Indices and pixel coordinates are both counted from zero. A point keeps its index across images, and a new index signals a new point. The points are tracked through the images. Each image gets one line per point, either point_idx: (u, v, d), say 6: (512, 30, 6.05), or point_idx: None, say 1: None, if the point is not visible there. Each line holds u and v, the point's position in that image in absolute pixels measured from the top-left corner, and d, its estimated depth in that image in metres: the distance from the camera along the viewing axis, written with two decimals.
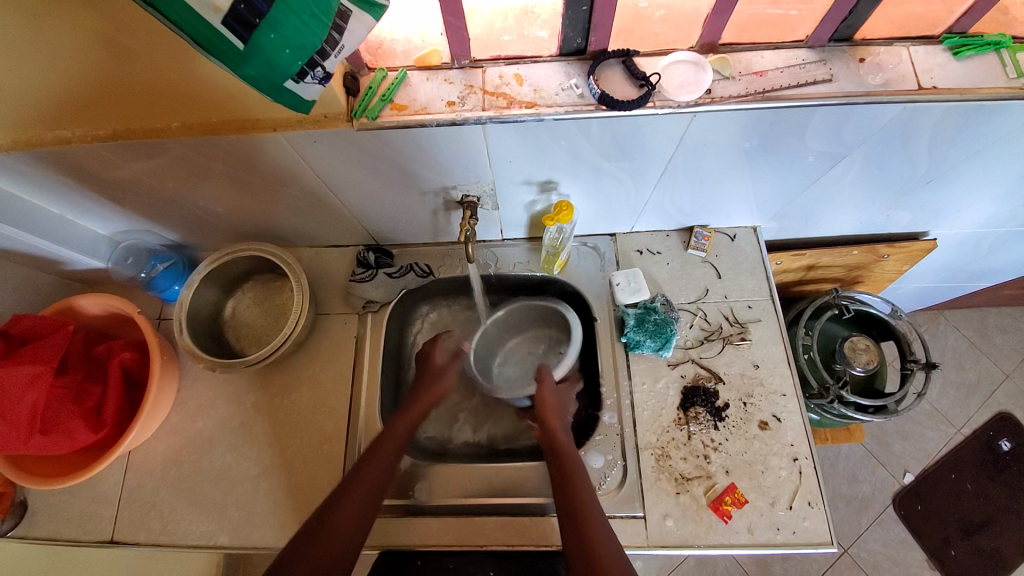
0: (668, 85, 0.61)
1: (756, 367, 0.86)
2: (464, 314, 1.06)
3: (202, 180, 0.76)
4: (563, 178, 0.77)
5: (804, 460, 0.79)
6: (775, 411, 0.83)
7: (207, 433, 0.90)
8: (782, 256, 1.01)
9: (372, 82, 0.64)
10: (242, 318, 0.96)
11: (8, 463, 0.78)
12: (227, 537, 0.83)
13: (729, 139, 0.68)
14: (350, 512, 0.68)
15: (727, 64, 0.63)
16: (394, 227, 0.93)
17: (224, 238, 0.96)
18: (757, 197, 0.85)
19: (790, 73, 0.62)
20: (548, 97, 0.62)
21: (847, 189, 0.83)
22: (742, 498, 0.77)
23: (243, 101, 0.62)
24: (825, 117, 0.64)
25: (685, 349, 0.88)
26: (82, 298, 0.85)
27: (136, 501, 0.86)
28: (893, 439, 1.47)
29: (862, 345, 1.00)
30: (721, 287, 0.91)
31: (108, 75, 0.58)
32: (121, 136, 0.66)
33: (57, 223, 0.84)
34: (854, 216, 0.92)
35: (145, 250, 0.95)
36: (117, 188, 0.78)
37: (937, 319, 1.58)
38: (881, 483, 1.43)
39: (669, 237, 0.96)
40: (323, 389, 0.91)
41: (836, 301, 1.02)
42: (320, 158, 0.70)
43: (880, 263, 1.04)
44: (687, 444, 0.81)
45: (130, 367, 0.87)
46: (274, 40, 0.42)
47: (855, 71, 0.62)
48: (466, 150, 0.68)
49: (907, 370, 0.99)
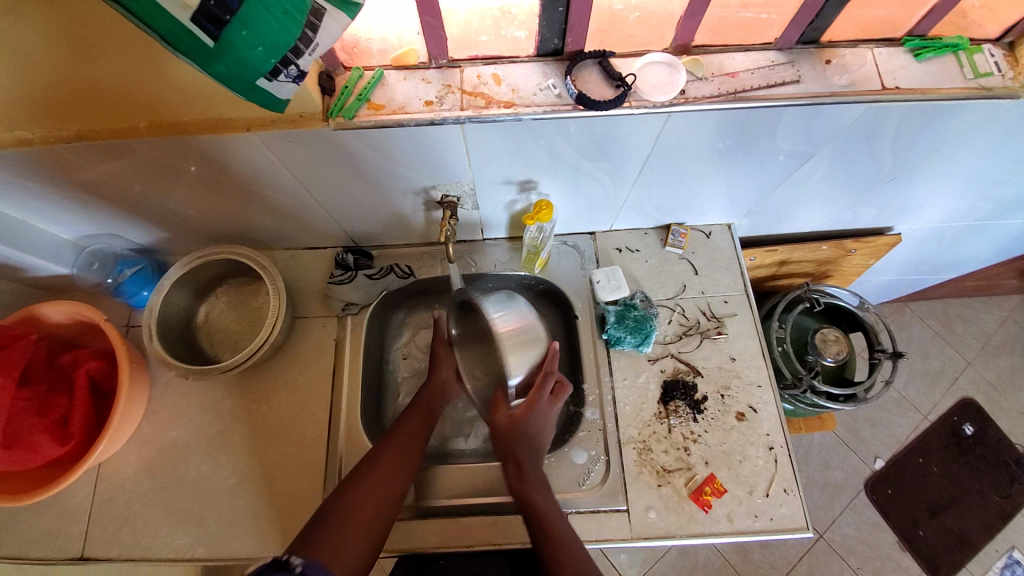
0: (644, 85, 0.62)
1: (732, 360, 0.88)
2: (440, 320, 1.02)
3: (172, 182, 0.74)
4: (543, 177, 0.77)
5: (780, 448, 0.82)
6: (751, 402, 0.85)
7: (182, 443, 0.88)
8: (756, 252, 1.03)
9: (348, 81, 0.63)
10: (216, 323, 0.94)
11: None
12: (204, 549, 0.81)
13: (704, 138, 0.70)
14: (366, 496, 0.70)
15: (700, 64, 0.64)
16: (372, 228, 0.92)
17: (196, 241, 0.94)
18: (733, 194, 0.86)
19: (760, 74, 0.64)
20: (526, 97, 0.62)
21: (815, 187, 0.86)
22: (722, 488, 0.79)
23: (216, 101, 0.60)
24: (795, 117, 0.66)
25: (665, 344, 0.89)
26: (45, 306, 0.82)
27: (108, 516, 0.83)
28: (863, 426, 1.53)
29: (832, 336, 1.04)
30: (698, 283, 0.93)
31: (71, 74, 0.55)
32: (85, 137, 0.64)
33: (17, 228, 0.80)
34: (823, 213, 0.96)
35: (111, 255, 0.92)
36: (82, 191, 0.75)
37: (902, 310, 1.65)
38: (853, 469, 1.48)
39: (647, 235, 0.97)
40: (302, 395, 0.90)
41: (807, 294, 1.06)
42: (296, 159, 0.69)
43: (848, 257, 1.08)
44: (668, 437, 0.83)
45: (97, 376, 0.84)
46: (246, 36, 0.41)
47: (822, 72, 0.65)
48: (446, 150, 0.68)
49: (874, 359, 1.03)
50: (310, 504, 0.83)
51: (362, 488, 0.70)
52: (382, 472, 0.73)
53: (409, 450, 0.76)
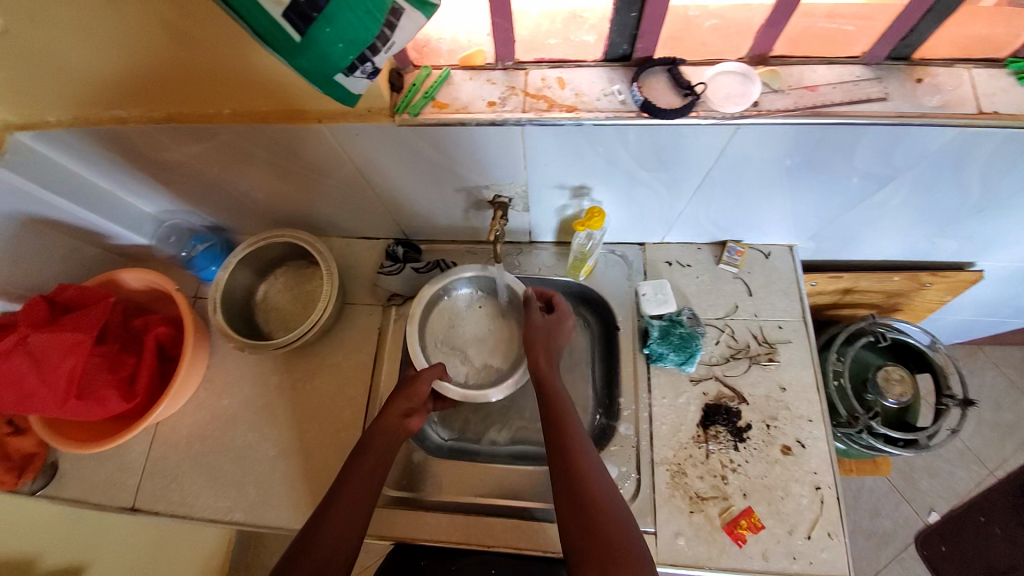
0: (714, 95, 0.60)
1: (782, 390, 0.83)
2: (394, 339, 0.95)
3: (243, 166, 0.78)
4: (597, 184, 0.76)
5: (827, 489, 0.77)
6: (799, 436, 0.81)
7: (232, 411, 0.93)
8: (818, 277, 0.98)
9: (416, 79, 0.64)
10: (272, 303, 0.98)
11: (43, 427, 0.83)
12: (242, 513, 0.85)
13: (772, 154, 0.66)
14: (333, 530, 0.64)
15: (777, 76, 0.61)
16: (424, 222, 0.93)
17: (260, 223, 0.99)
18: (797, 214, 0.82)
19: (843, 90, 0.60)
20: (589, 102, 0.62)
21: (891, 214, 0.80)
22: (759, 523, 0.75)
23: (291, 93, 0.63)
24: (876, 138, 0.62)
25: (710, 365, 0.86)
26: (126, 272, 0.89)
27: (158, 472, 0.90)
28: (920, 475, 1.41)
29: (896, 375, 0.96)
30: (751, 305, 0.89)
31: (166, 62, 0.60)
32: (175, 120, 0.69)
33: (106, 200, 0.88)
34: (897, 241, 0.89)
35: (188, 229, 1.00)
36: (165, 169, 0.81)
37: (975, 354, 1.51)
38: (904, 519, 1.38)
39: (700, 250, 0.94)
40: (344, 377, 0.93)
41: (872, 328, 0.99)
42: (359, 150, 0.71)
43: (921, 291, 1.00)
44: (706, 462, 0.80)
45: (164, 341, 0.90)
46: (329, 33, 0.42)
47: (911, 91, 0.60)
48: (504, 151, 0.68)
49: (942, 405, 0.94)
50: None
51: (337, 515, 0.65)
52: (341, 527, 0.65)
53: (364, 498, 0.68)
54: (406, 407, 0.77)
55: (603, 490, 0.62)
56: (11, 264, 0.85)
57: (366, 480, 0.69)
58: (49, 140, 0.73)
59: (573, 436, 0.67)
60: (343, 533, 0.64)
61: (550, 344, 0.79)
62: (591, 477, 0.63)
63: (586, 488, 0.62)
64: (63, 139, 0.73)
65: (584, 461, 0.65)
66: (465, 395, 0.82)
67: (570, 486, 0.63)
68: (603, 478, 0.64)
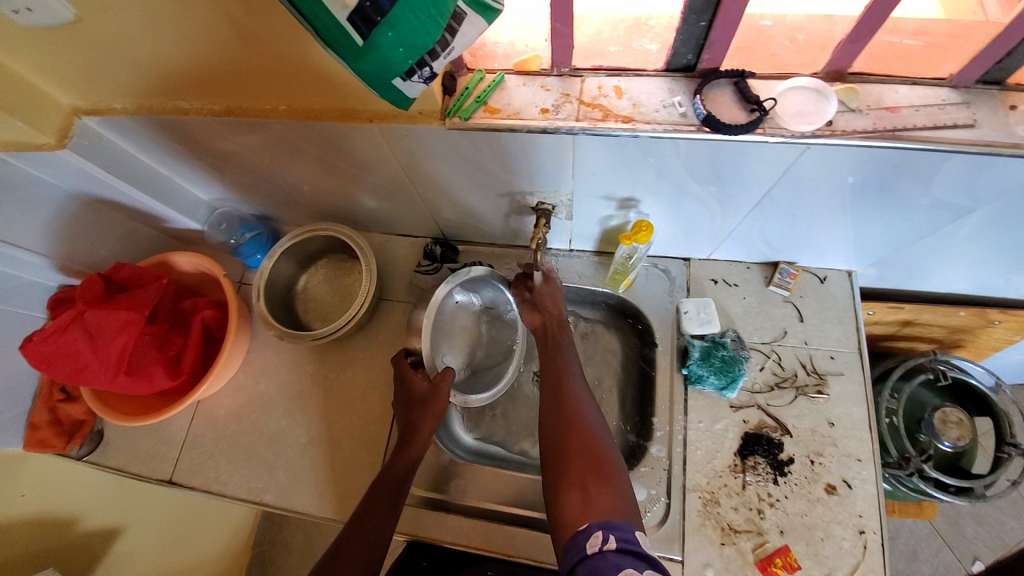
0: (784, 111, 0.56)
1: (830, 426, 0.79)
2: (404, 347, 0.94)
3: (292, 159, 0.79)
4: (645, 197, 0.74)
5: (872, 534, 0.73)
6: (846, 476, 0.76)
7: (267, 396, 0.95)
8: (876, 306, 0.92)
9: (469, 82, 0.63)
10: (312, 294, 1.00)
11: (95, 400, 0.87)
12: (271, 496, 0.87)
13: (838, 175, 0.62)
14: (375, 519, 0.69)
15: (855, 94, 0.56)
16: (464, 223, 0.92)
17: (305, 215, 1.01)
18: (859, 239, 0.77)
19: (926, 113, 0.55)
20: (647, 113, 0.59)
21: (963, 246, 0.74)
22: (796, 564, 0.72)
23: (345, 91, 0.63)
24: (957, 166, 0.57)
25: (752, 393, 0.82)
26: (178, 255, 0.93)
27: (196, 449, 0.93)
28: (967, 521, 1.32)
29: (954, 418, 0.89)
30: (801, 332, 0.85)
31: (228, 56, 0.61)
32: (233, 113, 0.70)
33: (164, 185, 0.91)
34: (968, 274, 0.82)
35: (238, 218, 1.04)
36: (220, 158, 0.83)
37: None
38: (945, 566, 1.29)
39: (749, 269, 0.90)
40: (376, 371, 0.94)
41: (932, 364, 0.93)
42: (406, 150, 0.71)
43: (988, 329, 0.93)
44: (741, 494, 0.76)
45: (210, 324, 0.93)
46: (391, 38, 0.41)
47: (1003, 118, 0.54)
48: (554, 158, 0.67)
49: (1001, 454, 0.88)
50: (368, 477, 0.87)
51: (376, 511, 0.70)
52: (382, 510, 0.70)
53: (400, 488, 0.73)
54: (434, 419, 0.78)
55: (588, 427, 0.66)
56: (73, 241, 0.89)
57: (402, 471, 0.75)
58: (113, 125, 0.76)
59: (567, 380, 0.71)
60: (383, 521, 0.70)
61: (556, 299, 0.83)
62: (578, 416, 0.66)
63: (572, 423, 0.66)
64: (129, 126, 0.76)
65: (575, 403, 0.68)
66: (488, 399, 0.84)
67: (558, 422, 0.66)
68: (592, 412, 0.68)
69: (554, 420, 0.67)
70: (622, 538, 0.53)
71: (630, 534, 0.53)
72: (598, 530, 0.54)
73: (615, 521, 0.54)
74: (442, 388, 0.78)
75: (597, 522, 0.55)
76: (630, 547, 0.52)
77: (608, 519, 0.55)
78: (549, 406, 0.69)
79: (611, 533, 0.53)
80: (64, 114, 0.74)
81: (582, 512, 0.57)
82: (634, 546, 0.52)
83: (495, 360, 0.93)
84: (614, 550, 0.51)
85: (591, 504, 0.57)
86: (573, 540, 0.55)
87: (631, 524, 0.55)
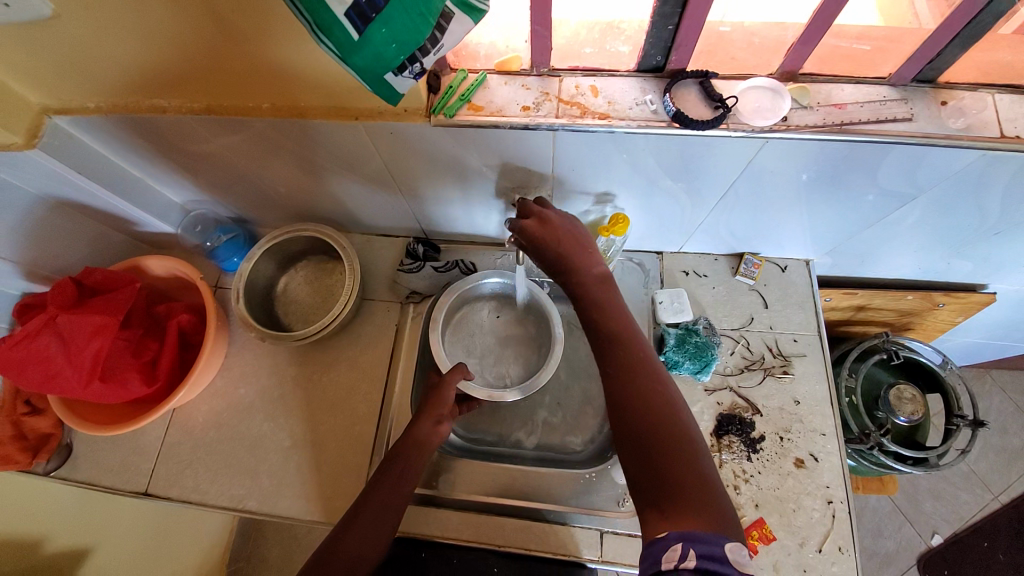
0: (744, 108, 0.61)
1: (796, 403, 0.84)
2: (388, 346, 0.96)
3: (272, 159, 0.80)
4: (620, 191, 0.78)
5: (839, 503, 0.78)
6: (813, 449, 0.81)
7: (248, 401, 0.94)
8: (832, 293, 0.99)
9: (452, 82, 0.65)
10: (292, 295, 1.00)
11: (62, 407, 0.84)
12: (255, 502, 0.86)
13: (796, 170, 0.68)
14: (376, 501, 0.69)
15: (806, 92, 0.62)
16: (445, 220, 0.94)
17: (283, 216, 1.00)
18: (817, 228, 0.83)
19: (870, 109, 0.61)
20: (621, 110, 0.63)
21: (908, 232, 0.81)
22: (771, 535, 0.77)
23: (331, 90, 0.65)
24: (900, 156, 0.63)
25: (724, 376, 0.87)
26: (151, 259, 0.91)
27: (173, 458, 0.91)
28: (924, 497, 1.41)
29: (908, 394, 0.96)
30: (767, 317, 0.90)
31: (212, 55, 0.62)
32: (213, 110, 0.70)
33: (137, 187, 0.90)
34: (913, 260, 0.90)
35: (212, 219, 1.02)
36: (197, 160, 0.83)
37: (983, 377, 1.52)
38: (907, 541, 1.38)
39: (717, 261, 0.95)
40: (359, 371, 0.94)
41: (885, 345, 1.00)
42: (391, 148, 0.72)
43: (934, 311, 1.01)
44: (718, 472, 0.80)
45: (186, 328, 0.91)
46: (384, 34, 0.44)
47: (936, 112, 0.61)
48: (534, 154, 0.70)
49: (952, 425, 0.95)
50: (354, 477, 0.87)
51: (373, 501, 0.69)
52: (387, 492, 0.70)
53: (405, 478, 0.72)
54: (437, 414, 0.78)
55: (666, 416, 0.55)
56: (39, 246, 0.87)
57: (408, 459, 0.73)
58: (86, 125, 0.75)
59: (635, 355, 0.60)
60: (385, 506, 0.69)
61: (567, 228, 0.66)
62: (653, 405, 0.56)
63: (645, 415, 0.56)
64: (103, 126, 0.75)
65: (649, 392, 0.57)
66: (551, 368, 0.84)
67: (628, 413, 0.57)
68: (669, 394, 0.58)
69: (624, 414, 0.57)
70: (705, 554, 0.46)
71: (716, 549, 0.46)
72: (677, 543, 0.47)
73: (697, 532, 0.47)
74: (450, 379, 0.81)
75: (676, 534, 0.48)
76: (712, 563, 0.45)
77: (691, 533, 0.47)
78: (614, 391, 0.59)
79: (692, 547, 0.46)
80: (33, 113, 0.72)
81: (660, 524, 0.50)
82: (719, 565, 0.45)
83: (539, 341, 0.94)
84: (693, 570, 0.45)
85: (672, 517, 0.49)
86: (648, 549, 0.49)
87: (722, 535, 0.47)
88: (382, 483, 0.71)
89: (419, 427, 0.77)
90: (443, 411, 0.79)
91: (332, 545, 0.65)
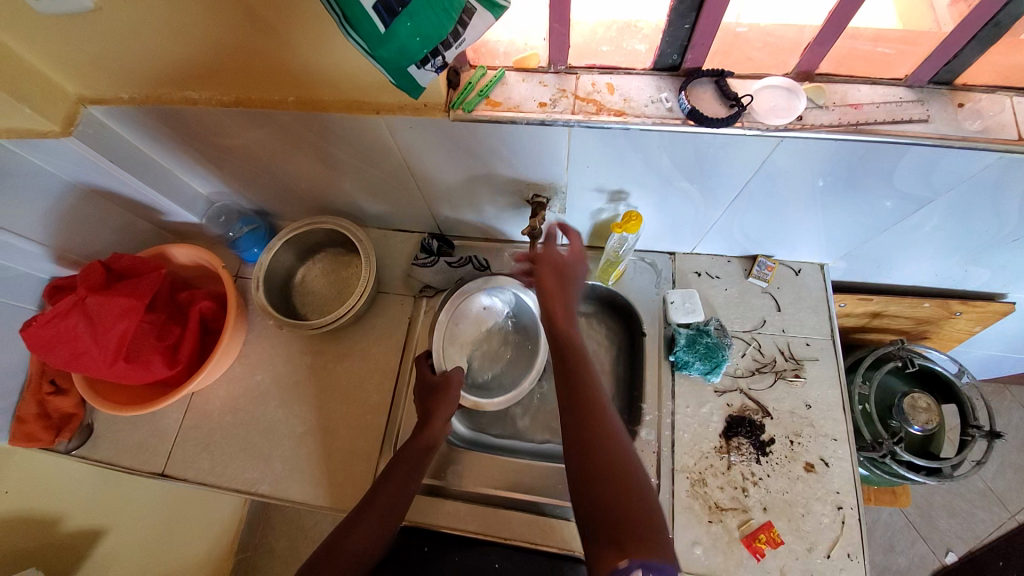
0: (759, 107, 0.61)
1: (807, 408, 0.84)
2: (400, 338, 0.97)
3: (294, 152, 0.82)
4: (633, 189, 0.78)
5: (850, 509, 0.77)
6: (824, 454, 0.81)
7: (263, 387, 0.96)
8: (847, 298, 0.98)
9: (471, 78, 0.67)
10: (310, 287, 1.02)
11: (87, 388, 0.87)
12: (267, 486, 0.88)
13: (810, 173, 0.69)
14: (388, 494, 0.71)
15: (822, 92, 0.62)
16: (460, 217, 0.96)
17: (304, 209, 1.03)
18: (830, 232, 0.83)
19: (886, 109, 0.61)
20: (637, 108, 0.64)
21: (923, 239, 0.81)
22: (778, 538, 0.76)
23: (355, 84, 0.67)
24: (916, 158, 0.62)
25: (735, 377, 0.87)
26: (177, 247, 0.94)
27: (190, 441, 0.93)
28: (938, 513, 1.38)
29: (922, 403, 0.95)
30: (779, 320, 0.90)
31: (240, 48, 0.64)
32: (241, 103, 0.73)
33: (164, 177, 0.93)
34: (931, 266, 0.89)
35: (236, 211, 1.05)
36: (223, 152, 0.86)
37: (1002, 393, 1.49)
38: (920, 557, 1.35)
39: (729, 263, 0.95)
40: (372, 362, 0.96)
41: (898, 352, 0.98)
42: (410, 143, 0.74)
43: (951, 320, 1.00)
44: (727, 473, 0.80)
45: (207, 315, 0.93)
46: (409, 27, 0.45)
47: (952, 114, 0.61)
48: (549, 150, 0.71)
49: (967, 436, 0.93)
50: (364, 466, 0.88)
51: (384, 492, 0.72)
52: (399, 484, 0.73)
53: (416, 466, 0.75)
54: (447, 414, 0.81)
55: (618, 456, 0.60)
56: (70, 231, 0.90)
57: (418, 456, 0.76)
58: (119, 116, 0.78)
59: (585, 398, 0.66)
60: (399, 493, 0.72)
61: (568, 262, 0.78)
62: (606, 446, 0.61)
63: (598, 451, 0.61)
64: (136, 116, 0.78)
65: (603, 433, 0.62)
66: (539, 373, 0.90)
67: (583, 449, 0.62)
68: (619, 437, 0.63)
69: (583, 452, 0.61)
70: None
71: None
72: (637, 569, 0.50)
73: (653, 561, 0.51)
74: (454, 381, 0.84)
75: (636, 563, 0.51)
76: None
77: (649, 562, 0.51)
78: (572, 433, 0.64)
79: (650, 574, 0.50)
80: (69, 102, 0.75)
81: (619, 555, 0.52)
82: None
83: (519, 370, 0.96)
84: None
85: (629, 548, 0.52)
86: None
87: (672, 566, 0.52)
88: (395, 475, 0.73)
89: (434, 427, 0.79)
90: (442, 414, 0.80)
91: (343, 532, 0.67)
